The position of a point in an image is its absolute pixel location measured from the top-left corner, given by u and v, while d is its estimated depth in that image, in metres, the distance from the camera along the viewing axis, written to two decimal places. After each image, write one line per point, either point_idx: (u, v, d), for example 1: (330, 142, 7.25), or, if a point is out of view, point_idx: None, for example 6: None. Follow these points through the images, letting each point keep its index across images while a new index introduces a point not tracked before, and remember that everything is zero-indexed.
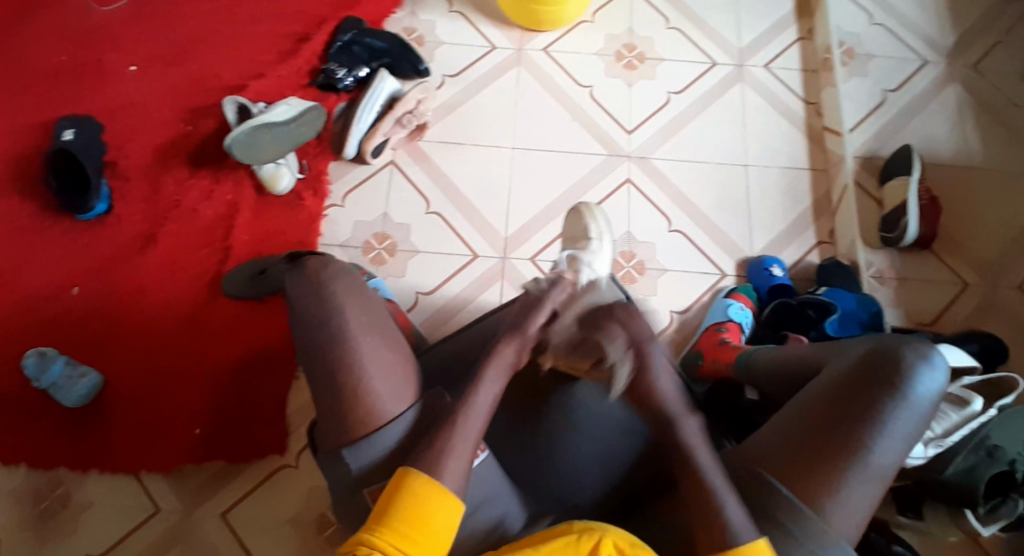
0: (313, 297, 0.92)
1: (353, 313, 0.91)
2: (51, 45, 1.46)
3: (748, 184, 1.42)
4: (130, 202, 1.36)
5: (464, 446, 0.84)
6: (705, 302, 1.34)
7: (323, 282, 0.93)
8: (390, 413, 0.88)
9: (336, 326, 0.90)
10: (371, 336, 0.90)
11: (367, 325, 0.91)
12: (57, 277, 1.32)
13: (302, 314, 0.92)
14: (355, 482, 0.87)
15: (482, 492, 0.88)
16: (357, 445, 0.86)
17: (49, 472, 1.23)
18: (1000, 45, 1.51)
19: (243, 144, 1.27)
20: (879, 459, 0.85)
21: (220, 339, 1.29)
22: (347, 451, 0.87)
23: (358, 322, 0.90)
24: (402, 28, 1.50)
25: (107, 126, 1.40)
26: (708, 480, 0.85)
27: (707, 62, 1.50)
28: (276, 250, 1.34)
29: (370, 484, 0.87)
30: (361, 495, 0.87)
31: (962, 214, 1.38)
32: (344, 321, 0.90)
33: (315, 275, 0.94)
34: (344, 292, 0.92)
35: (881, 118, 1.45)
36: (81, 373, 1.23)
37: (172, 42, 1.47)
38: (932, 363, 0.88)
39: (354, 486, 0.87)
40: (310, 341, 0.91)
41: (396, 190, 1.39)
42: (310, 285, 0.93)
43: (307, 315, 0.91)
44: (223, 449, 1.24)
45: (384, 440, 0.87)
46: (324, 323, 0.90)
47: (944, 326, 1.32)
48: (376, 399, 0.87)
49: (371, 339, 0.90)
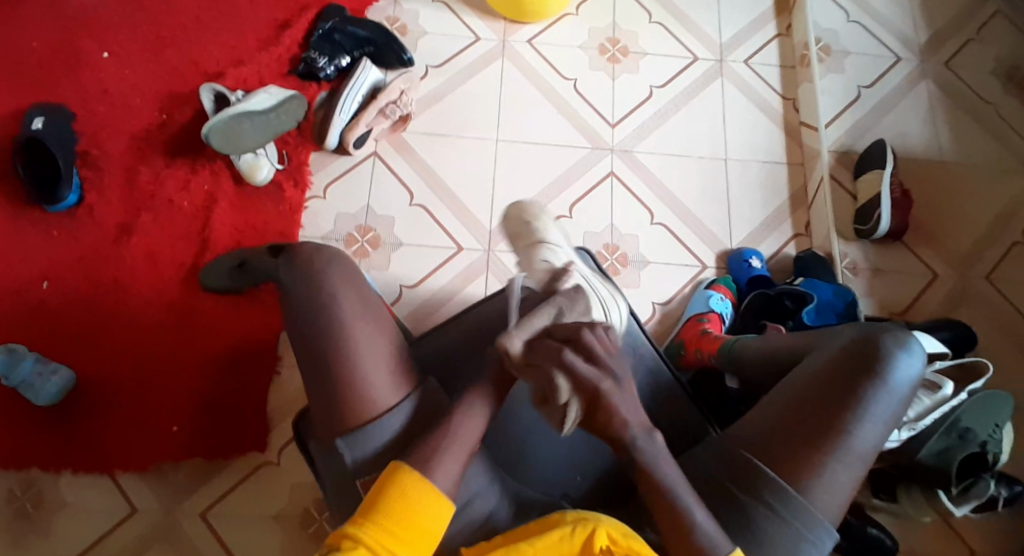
0: (309, 286, 0.91)
1: (349, 305, 0.90)
2: (17, 28, 1.40)
3: (728, 177, 1.44)
4: (103, 192, 1.32)
5: (462, 443, 0.83)
6: (687, 293, 1.36)
7: (319, 271, 0.91)
8: (385, 403, 0.87)
9: (332, 317, 0.89)
10: (367, 327, 0.90)
11: (362, 315, 0.90)
12: (27, 270, 1.27)
13: (297, 305, 0.91)
14: (352, 473, 0.86)
15: (478, 484, 0.88)
16: (353, 434, 0.85)
17: (20, 472, 1.19)
18: (970, 44, 1.55)
19: (222, 131, 1.24)
20: (861, 442, 0.88)
21: (199, 333, 1.26)
22: (342, 441, 0.85)
23: (354, 312, 0.89)
24: (384, 17, 1.48)
25: (77, 113, 1.36)
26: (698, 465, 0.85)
27: (689, 56, 1.52)
28: (256, 241, 1.31)
29: (363, 476, 0.85)
30: (354, 485, 0.86)
31: (933, 208, 1.43)
32: (341, 312, 0.89)
33: (311, 264, 0.93)
34: (338, 281, 0.91)
35: (857, 113, 1.49)
36: (52, 369, 1.18)
37: (144, 27, 1.42)
38: (910, 349, 0.91)
39: (350, 476, 0.86)
40: (307, 335, 0.89)
41: (379, 181, 1.38)
42: (306, 276, 0.92)
43: (302, 306, 0.90)
44: (204, 445, 1.22)
45: (379, 434, 0.86)
46: (321, 314, 0.89)
47: (915, 317, 1.36)
48: (373, 390, 0.87)
49: (367, 330, 0.89)
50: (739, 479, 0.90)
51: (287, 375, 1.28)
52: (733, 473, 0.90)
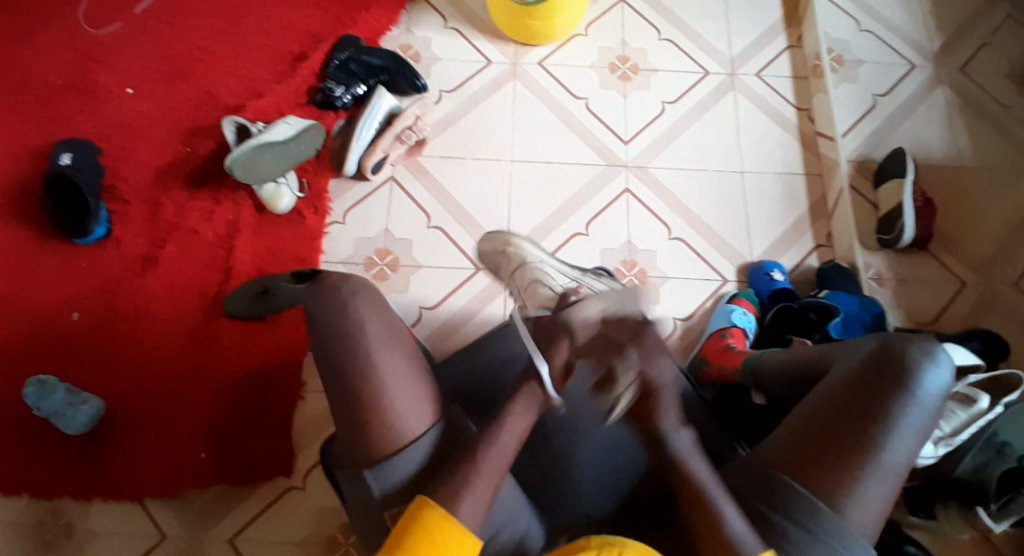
0: (335, 314, 0.91)
1: (374, 331, 0.91)
2: (46, 69, 1.45)
3: (745, 190, 1.44)
4: (129, 224, 1.35)
5: (490, 469, 0.84)
6: (708, 307, 1.35)
7: (344, 299, 0.92)
8: (413, 431, 0.87)
9: (357, 343, 0.89)
10: (392, 354, 0.90)
11: (388, 345, 0.90)
12: (58, 302, 1.30)
13: (322, 329, 0.91)
14: (376, 503, 0.86)
15: (507, 512, 0.88)
16: (380, 466, 0.86)
17: (50, 501, 1.21)
18: (985, 47, 1.54)
19: (244, 164, 1.26)
20: (893, 456, 0.86)
21: (225, 360, 1.28)
22: (369, 473, 0.86)
23: (379, 339, 0.90)
24: (398, 45, 1.51)
25: (104, 149, 1.40)
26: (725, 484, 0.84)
27: (700, 71, 1.53)
28: (278, 269, 1.34)
29: (391, 507, 0.86)
30: (380, 517, 0.86)
31: (955, 213, 1.41)
32: (366, 338, 0.90)
33: (336, 292, 0.93)
34: (364, 309, 0.92)
35: (873, 121, 1.48)
36: (82, 399, 1.20)
37: (168, 64, 1.47)
38: (936, 359, 0.90)
39: (376, 507, 0.86)
40: (330, 358, 0.90)
41: (396, 206, 1.39)
42: (332, 303, 0.92)
43: (327, 332, 0.91)
44: (231, 472, 1.22)
45: (403, 463, 0.86)
46: (347, 340, 0.90)
47: (943, 325, 1.33)
48: (399, 417, 0.87)
49: (395, 357, 0.90)
50: (769, 498, 0.88)
51: (311, 400, 1.29)
52: (760, 488, 0.89)
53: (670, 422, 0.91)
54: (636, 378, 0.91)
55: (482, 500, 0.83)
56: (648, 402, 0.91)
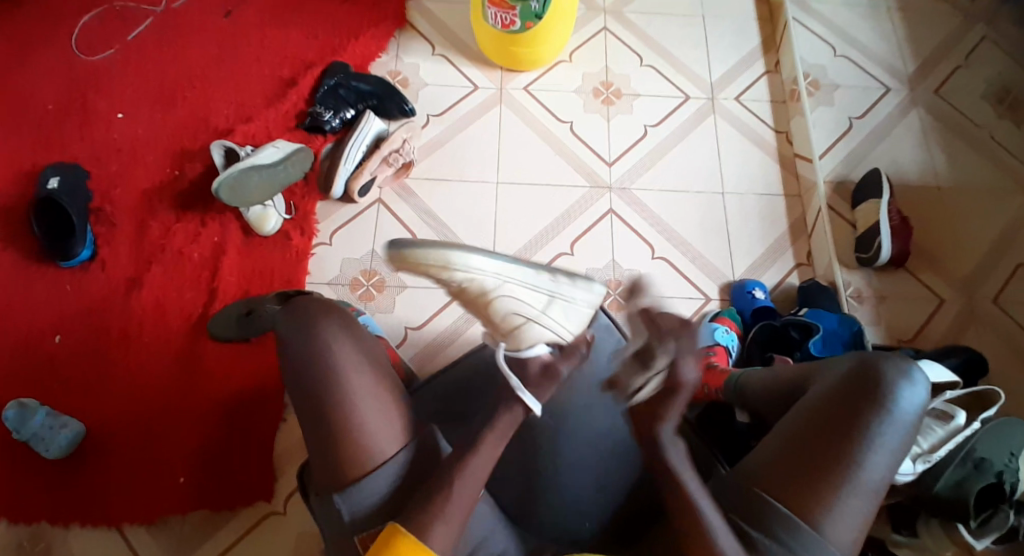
0: (306, 336, 0.93)
1: (345, 355, 0.92)
2: (36, 94, 1.47)
3: (727, 210, 1.46)
4: (115, 246, 1.36)
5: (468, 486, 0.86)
6: (691, 326, 1.37)
7: (315, 318, 0.94)
8: (384, 453, 0.89)
9: (330, 369, 0.91)
10: (363, 375, 0.92)
11: (358, 365, 0.92)
12: (41, 324, 1.30)
13: (293, 351, 0.92)
14: (347, 527, 0.87)
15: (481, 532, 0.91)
16: (349, 489, 0.87)
17: (29, 526, 1.20)
18: (960, 71, 1.59)
19: (230, 186, 1.27)
20: (869, 475, 0.87)
21: (208, 382, 1.28)
22: (340, 497, 0.87)
23: (349, 360, 0.91)
24: (386, 71, 1.54)
25: (93, 172, 1.41)
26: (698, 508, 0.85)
27: (681, 96, 1.56)
28: (262, 289, 1.34)
29: (363, 531, 0.87)
30: (352, 541, 0.87)
31: (933, 232, 1.44)
32: (338, 363, 0.91)
33: (308, 311, 0.95)
34: (333, 328, 0.93)
35: (850, 143, 1.52)
36: (63, 422, 1.20)
37: (158, 89, 1.48)
38: (912, 377, 0.91)
39: (346, 532, 0.87)
40: (305, 378, 0.91)
41: (382, 228, 1.41)
42: (301, 324, 0.93)
43: (299, 354, 0.92)
44: (211, 497, 1.21)
45: (375, 483, 0.88)
46: (318, 366, 0.91)
47: (923, 342, 1.35)
48: (372, 441, 0.89)
49: (365, 382, 0.91)
50: (749, 515, 0.89)
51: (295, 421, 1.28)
52: (738, 507, 0.90)
53: (670, 429, 0.88)
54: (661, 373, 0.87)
55: (454, 528, 0.84)
56: (669, 401, 0.86)
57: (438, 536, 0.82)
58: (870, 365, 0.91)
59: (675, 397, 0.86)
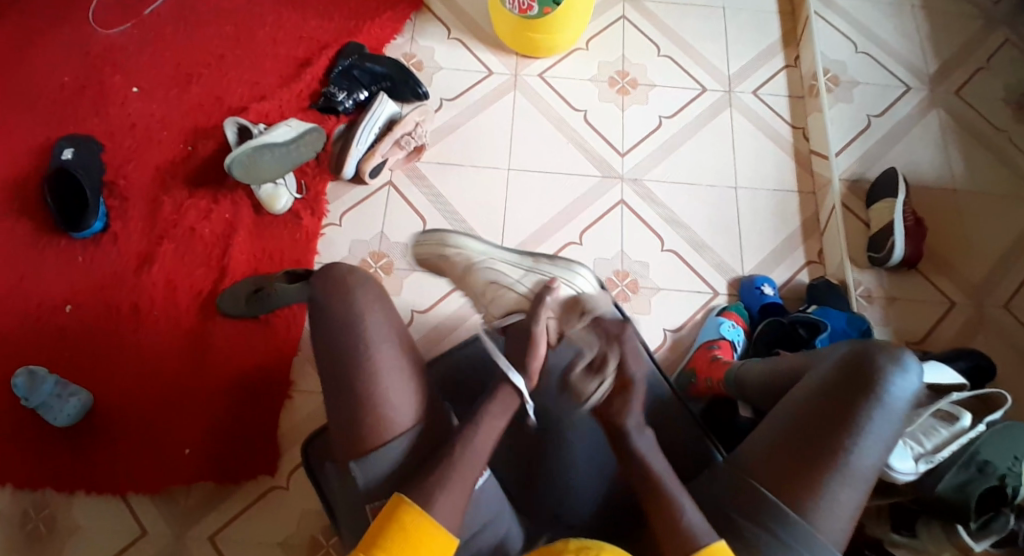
0: (342, 305, 0.93)
1: (377, 328, 0.92)
2: (53, 66, 1.48)
3: (739, 205, 1.45)
4: (127, 220, 1.37)
5: (465, 475, 0.87)
6: (698, 320, 1.36)
7: (350, 286, 0.94)
8: (400, 428, 0.90)
9: (360, 338, 0.91)
10: (390, 349, 0.92)
11: (384, 335, 0.92)
12: (52, 295, 1.31)
13: (325, 319, 0.93)
14: (362, 496, 0.90)
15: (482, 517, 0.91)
16: (366, 458, 0.89)
17: (33, 492, 1.21)
18: (983, 71, 1.56)
19: (242, 164, 1.28)
20: (861, 462, 0.87)
21: (216, 358, 1.29)
22: (356, 465, 0.89)
23: (379, 331, 0.92)
24: (401, 54, 1.54)
25: (107, 146, 1.42)
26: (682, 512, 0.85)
27: (697, 88, 1.55)
28: (272, 268, 1.35)
29: (374, 501, 0.89)
30: (365, 510, 0.90)
31: (947, 234, 1.42)
32: (368, 335, 0.91)
33: (343, 280, 0.94)
34: (365, 300, 0.94)
35: (867, 142, 1.50)
36: (70, 392, 1.21)
37: (174, 65, 1.49)
38: (904, 365, 0.91)
39: (360, 502, 0.90)
40: (330, 348, 0.92)
41: (392, 210, 1.41)
42: (335, 292, 0.93)
43: (332, 321, 0.92)
44: (215, 469, 1.23)
45: (383, 461, 0.89)
46: (347, 336, 0.91)
47: (932, 344, 1.34)
48: (377, 424, 0.89)
49: (392, 354, 0.92)
50: (746, 508, 0.89)
51: (300, 399, 1.29)
52: (732, 497, 0.90)
53: (634, 420, 0.92)
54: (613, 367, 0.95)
55: (456, 502, 0.84)
56: (624, 395, 0.93)
57: (442, 508, 0.83)
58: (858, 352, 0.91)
59: (628, 390, 0.93)
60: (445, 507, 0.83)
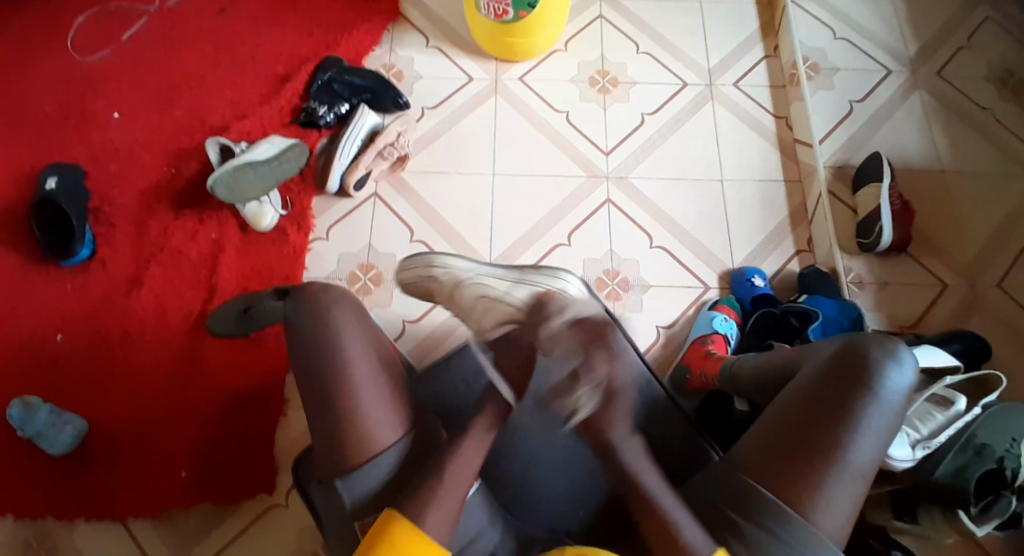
0: (316, 324, 0.95)
1: (351, 342, 0.94)
2: (34, 96, 1.48)
3: (726, 198, 1.45)
4: (114, 246, 1.37)
5: (457, 486, 0.87)
6: (690, 315, 1.36)
7: (325, 307, 0.96)
8: (385, 442, 0.90)
9: (337, 353, 0.93)
10: (367, 365, 0.94)
11: (361, 352, 0.94)
12: (44, 324, 1.31)
13: (304, 337, 0.95)
14: (348, 514, 0.89)
15: (476, 525, 0.91)
16: (350, 476, 0.89)
17: (35, 522, 1.21)
18: (963, 51, 1.56)
19: (226, 184, 1.29)
20: (858, 457, 0.87)
21: (209, 379, 1.29)
22: (341, 484, 0.89)
23: (354, 348, 0.94)
24: (381, 65, 1.54)
25: (92, 172, 1.42)
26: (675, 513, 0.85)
27: (678, 83, 1.54)
28: (261, 285, 1.35)
29: (362, 517, 0.89)
30: (352, 528, 0.89)
31: (935, 217, 1.41)
32: (343, 349, 0.93)
33: (318, 301, 0.97)
34: (342, 316, 0.96)
35: (851, 128, 1.49)
36: (65, 420, 1.21)
37: (155, 88, 1.49)
38: (899, 359, 0.91)
39: (346, 517, 0.90)
40: (315, 364, 0.93)
41: (379, 222, 1.41)
42: (312, 311, 0.96)
43: (307, 339, 0.94)
44: (212, 490, 1.22)
45: (375, 474, 0.89)
46: (324, 352, 0.93)
47: (927, 328, 1.33)
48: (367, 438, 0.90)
49: (369, 367, 0.94)
50: (739, 504, 0.88)
51: (294, 416, 1.29)
52: (728, 497, 0.90)
53: (620, 431, 0.92)
54: (601, 384, 0.93)
55: (447, 515, 0.85)
56: (608, 409, 0.92)
57: (434, 522, 0.83)
58: (852, 348, 0.91)
59: (615, 400, 0.92)
60: (437, 520, 0.84)
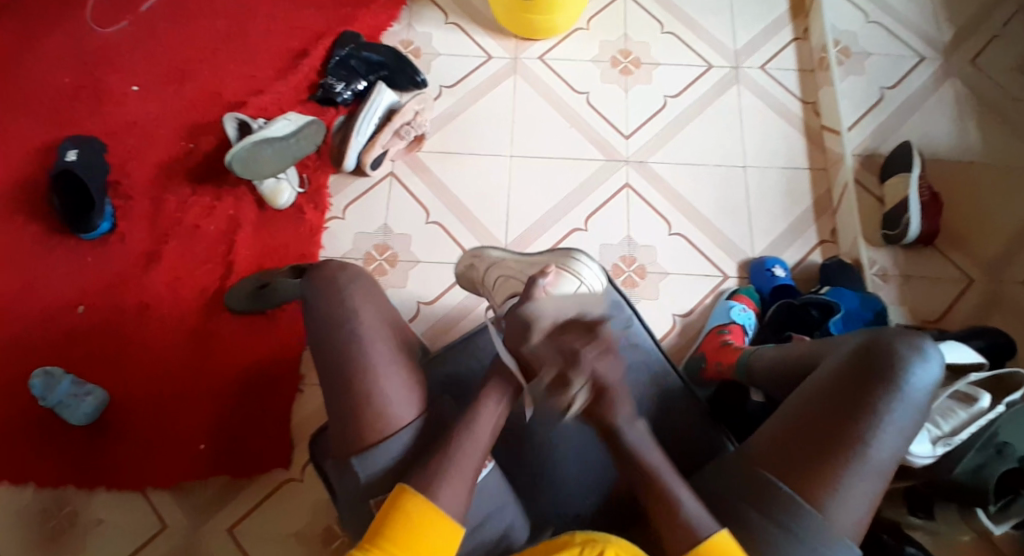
0: (330, 301, 0.95)
1: (367, 321, 0.94)
2: (52, 68, 1.48)
3: (748, 184, 1.42)
4: (133, 219, 1.38)
5: (469, 464, 0.87)
6: (708, 304, 1.34)
7: (340, 287, 0.96)
8: (399, 421, 0.91)
9: (352, 333, 0.93)
10: (384, 345, 0.93)
11: (380, 333, 0.94)
12: (63, 296, 1.33)
13: (319, 317, 0.95)
14: (363, 492, 0.90)
15: (485, 509, 0.91)
16: (366, 454, 0.89)
17: (55, 490, 1.24)
18: (999, 38, 1.50)
19: (243, 160, 1.27)
20: (878, 453, 0.85)
21: (225, 355, 1.30)
22: (357, 461, 0.89)
23: (372, 329, 0.93)
24: (399, 41, 1.52)
25: (111, 146, 1.42)
26: (677, 503, 0.85)
27: (703, 65, 1.51)
28: (277, 263, 1.35)
29: (376, 494, 0.89)
30: (366, 505, 0.90)
31: (964, 209, 1.37)
32: (358, 328, 0.93)
33: (332, 281, 0.96)
34: (357, 298, 0.95)
35: (880, 115, 1.45)
36: (86, 391, 1.22)
37: (172, 61, 1.49)
38: (925, 354, 0.88)
39: (362, 494, 0.90)
40: (327, 349, 0.93)
41: (396, 201, 1.40)
42: (328, 292, 0.95)
43: (321, 320, 0.94)
44: (230, 464, 1.24)
45: (387, 454, 0.89)
46: (339, 331, 0.93)
47: (951, 323, 1.30)
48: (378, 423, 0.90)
49: (384, 347, 0.93)
50: (752, 493, 0.88)
51: (309, 393, 1.30)
52: (745, 487, 0.88)
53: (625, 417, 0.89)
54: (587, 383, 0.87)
55: (460, 496, 0.85)
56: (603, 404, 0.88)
57: (446, 500, 0.84)
58: (878, 342, 0.89)
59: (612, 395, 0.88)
60: (450, 496, 0.84)
